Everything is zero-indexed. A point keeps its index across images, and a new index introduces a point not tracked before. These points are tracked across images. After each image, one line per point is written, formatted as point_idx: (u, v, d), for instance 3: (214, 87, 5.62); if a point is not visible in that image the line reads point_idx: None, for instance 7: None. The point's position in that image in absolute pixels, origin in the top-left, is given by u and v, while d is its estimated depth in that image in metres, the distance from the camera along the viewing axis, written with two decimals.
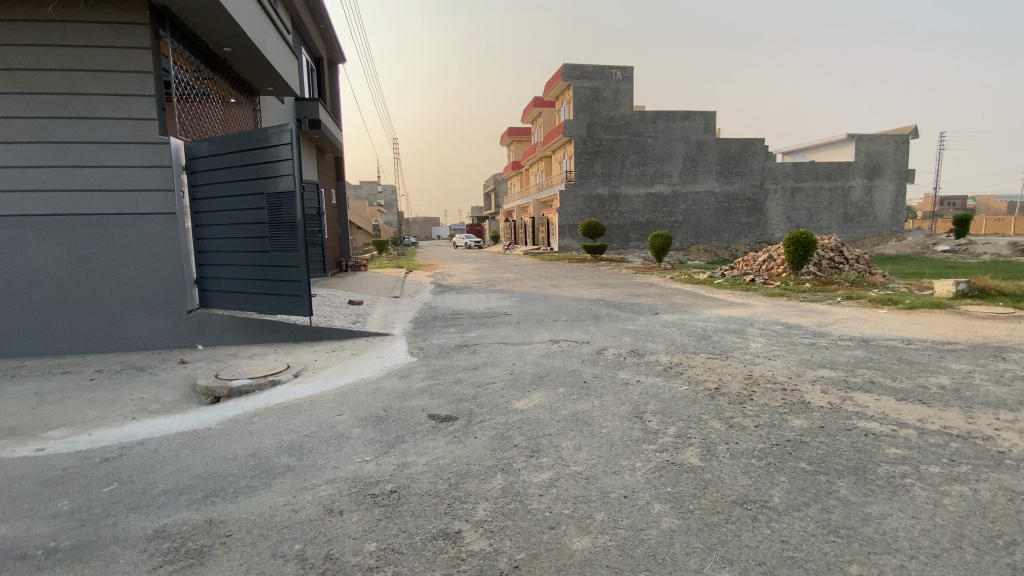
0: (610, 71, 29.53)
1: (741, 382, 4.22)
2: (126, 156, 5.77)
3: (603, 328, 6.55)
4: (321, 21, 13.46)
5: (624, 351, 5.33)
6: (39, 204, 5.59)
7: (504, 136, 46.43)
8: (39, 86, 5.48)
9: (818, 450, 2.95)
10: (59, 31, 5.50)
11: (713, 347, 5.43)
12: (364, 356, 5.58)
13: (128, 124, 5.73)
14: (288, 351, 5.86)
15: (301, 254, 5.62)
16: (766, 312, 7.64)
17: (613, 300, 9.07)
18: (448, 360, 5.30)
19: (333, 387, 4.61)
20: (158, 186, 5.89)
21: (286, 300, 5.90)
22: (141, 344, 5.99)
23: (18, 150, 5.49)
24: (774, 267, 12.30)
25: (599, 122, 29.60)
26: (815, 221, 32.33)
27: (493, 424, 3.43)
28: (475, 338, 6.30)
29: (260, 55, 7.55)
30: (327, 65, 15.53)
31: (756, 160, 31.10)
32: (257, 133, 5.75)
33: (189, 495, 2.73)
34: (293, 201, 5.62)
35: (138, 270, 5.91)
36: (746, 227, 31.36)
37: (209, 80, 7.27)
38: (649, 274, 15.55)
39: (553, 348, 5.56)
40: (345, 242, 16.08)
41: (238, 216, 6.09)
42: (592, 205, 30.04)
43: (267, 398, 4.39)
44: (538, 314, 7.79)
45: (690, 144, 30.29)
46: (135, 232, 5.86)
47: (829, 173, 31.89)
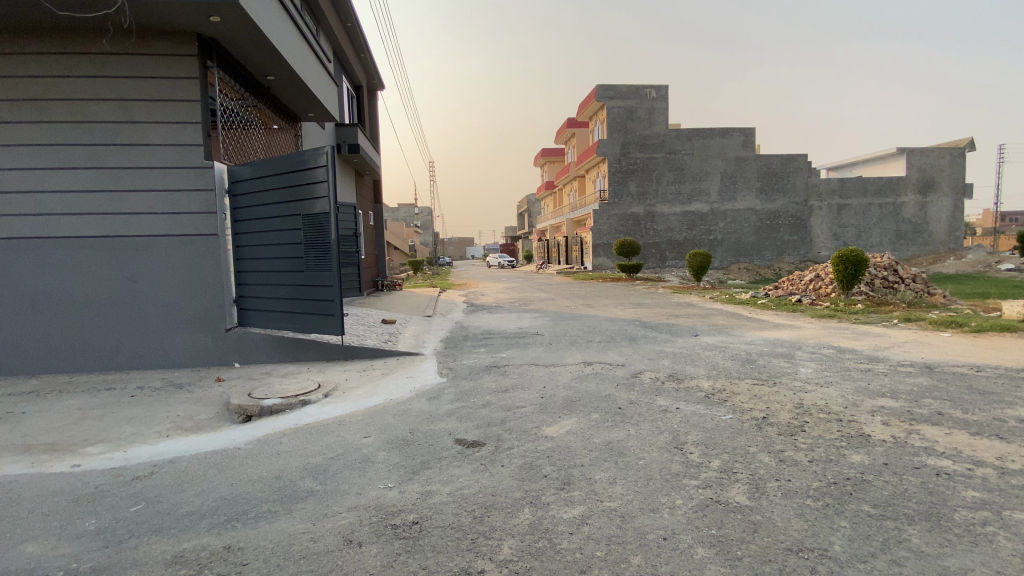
0: (644, 90, 29.40)
1: (791, 412, 3.90)
2: (173, 180, 6.03)
3: (639, 350, 6.29)
4: (362, 50, 13.99)
5: (662, 375, 5.06)
6: (93, 227, 5.88)
7: (538, 157, 46.81)
8: (96, 115, 5.83)
9: (883, 491, 2.64)
10: (115, 63, 5.86)
11: (759, 372, 5.09)
12: (395, 376, 5.51)
13: (176, 149, 6.00)
14: (320, 370, 5.87)
15: (334, 275, 5.66)
16: (816, 335, 7.17)
17: (649, 321, 8.76)
18: (477, 381, 5.17)
19: (361, 407, 4.54)
20: (202, 209, 6.10)
21: (318, 320, 5.94)
22: (182, 362, 6.15)
23: (75, 176, 5.82)
24: (821, 286, 11.67)
25: (634, 141, 29.43)
26: (865, 238, 30.83)
27: (522, 452, 3.26)
28: (506, 359, 6.16)
29: (301, 83, 7.83)
30: (366, 92, 16.06)
31: (799, 176, 30.09)
32: (295, 156, 5.88)
33: (212, 518, 2.68)
34: (327, 222, 5.68)
35: (181, 289, 6.10)
36: (790, 245, 30.23)
37: (253, 107, 7.56)
38: (688, 294, 15.06)
39: (586, 370, 5.36)
40: (381, 263, 16.37)
41: (275, 237, 6.20)
42: (627, 223, 29.69)
43: (296, 418, 4.36)
44: (571, 335, 7.59)
45: (729, 161, 29.64)
46: (179, 253, 6.07)
47: (879, 188, 30.47)
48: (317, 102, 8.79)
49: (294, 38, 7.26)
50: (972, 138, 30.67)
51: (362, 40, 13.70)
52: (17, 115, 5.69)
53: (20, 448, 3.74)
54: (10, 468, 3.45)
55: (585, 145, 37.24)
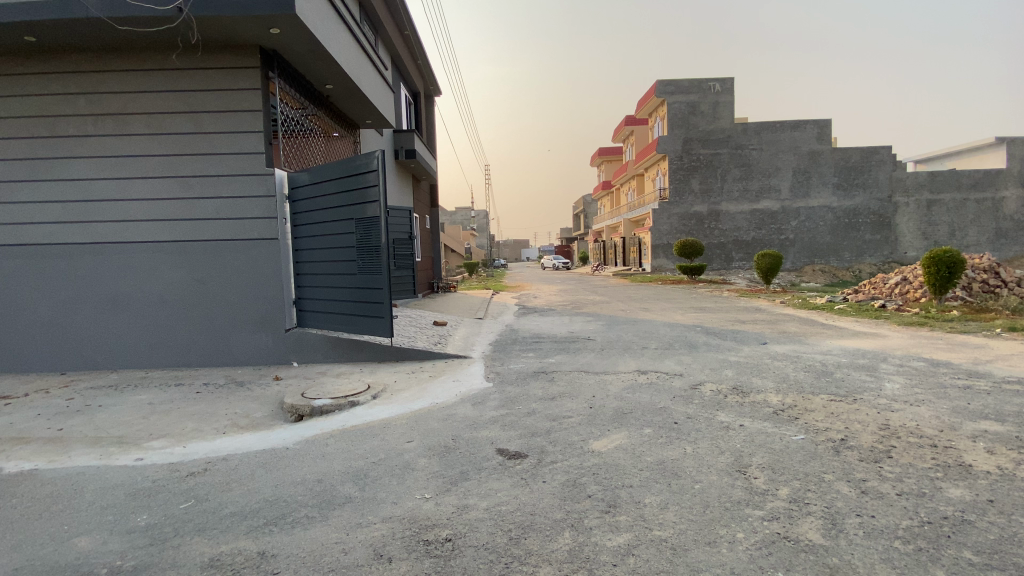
0: (708, 83, 28.11)
1: (874, 434, 3.45)
2: (237, 187, 6.32)
3: (699, 359, 5.90)
4: (419, 57, 14.29)
5: (724, 388, 4.69)
6: (166, 232, 6.29)
7: (596, 157, 46.11)
8: (169, 127, 6.25)
9: (992, 535, 2.22)
10: (186, 78, 6.25)
11: (836, 387, 4.59)
12: (442, 379, 5.45)
13: (239, 157, 6.29)
14: (371, 371, 5.93)
15: (384, 277, 5.68)
16: (902, 345, 6.46)
17: (711, 327, 8.27)
18: (524, 387, 5.02)
19: (408, 411, 4.50)
20: (263, 214, 6.35)
21: (370, 321, 5.99)
22: (244, 360, 6.42)
23: (152, 185, 6.26)
24: (909, 290, 10.58)
25: (696, 137, 28.24)
26: (960, 237, 27.89)
27: (567, 467, 3.06)
28: (555, 364, 5.97)
29: (358, 90, 8.01)
30: (424, 98, 16.40)
31: (882, 170, 27.68)
32: (348, 161, 5.97)
33: (252, 520, 2.69)
34: (379, 226, 5.72)
35: (243, 291, 6.37)
36: (871, 245, 27.89)
37: (313, 116, 7.82)
38: (756, 297, 14.15)
39: (640, 379, 5.07)
40: (437, 265, 16.62)
41: (329, 240, 6.32)
42: (689, 223, 28.53)
43: (344, 419, 4.39)
44: (626, 340, 7.27)
45: (801, 155, 27.78)
46: (243, 256, 6.35)
47: (977, 181, 27.48)
48: (374, 109, 9.00)
49: (351, 47, 7.46)
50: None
51: (420, 47, 13.96)
52: (103, 130, 6.22)
53: (94, 439, 4.01)
54: (82, 458, 3.71)
55: (645, 143, 36.25)
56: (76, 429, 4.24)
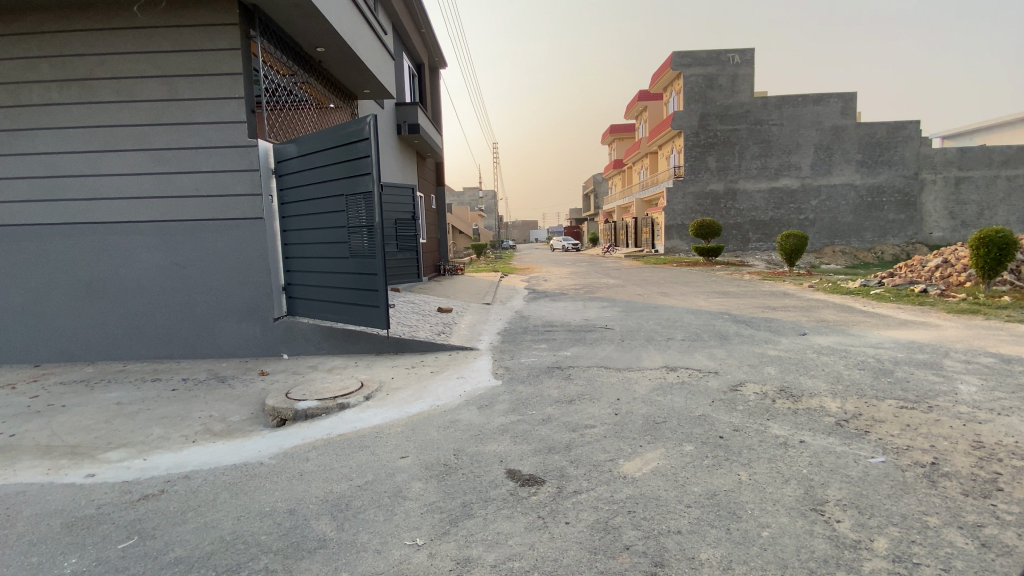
0: (727, 55, 26.77)
1: (970, 456, 2.80)
2: (217, 160, 5.69)
3: (733, 353, 5.24)
4: (422, 25, 13.44)
5: (771, 391, 4.02)
6: (142, 211, 5.71)
7: (607, 134, 44.83)
8: (141, 93, 5.61)
9: None
10: (158, 37, 5.59)
11: (903, 391, 3.91)
12: (445, 377, 4.83)
13: (220, 127, 5.65)
14: (368, 365, 5.33)
15: (378, 261, 4.99)
16: (960, 336, 5.74)
17: (739, 314, 7.60)
18: (538, 387, 4.42)
19: (403, 416, 3.88)
20: (246, 190, 5.72)
21: (363, 311, 5.32)
22: (231, 352, 5.88)
23: (124, 159, 5.65)
24: (952, 274, 9.78)
25: (714, 112, 27.00)
26: (989, 216, 26.65)
27: (593, 501, 2.46)
28: (572, 358, 5.35)
29: (352, 55, 7.27)
30: (428, 70, 15.54)
31: (909, 146, 26.40)
32: (336, 129, 5.23)
33: (197, 573, 2.12)
34: (371, 202, 4.99)
35: (228, 276, 5.79)
36: (895, 225, 26.77)
37: (304, 82, 7.13)
38: (781, 280, 13.38)
39: (669, 379, 4.45)
40: (443, 247, 15.98)
41: (317, 219, 5.62)
42: (704, 203, 27.52)
43: (330, 426, 3.79)
44: (648, 330, 6.61)
45: (824, 131, 26.53)
46: (225, 237, 5.75)
47: (1010, 157, 26.13)
48: (372, 78, 8.26)
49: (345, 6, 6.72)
50: None
51: (423, 13, 13.07)
52: (67, 96, 5.59)
53: (43, 449, 3.49)
54: (23, 473, 3.18)
55: (658, 118, 34.96)
56: (26, 435, 3.71)
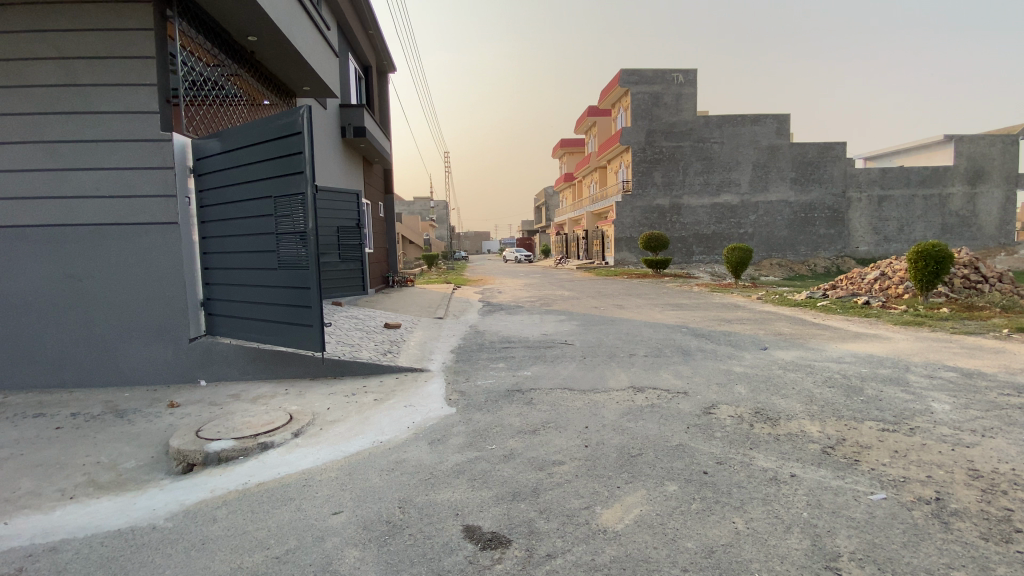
0: (672, 74, 27.67)
1: (972, 488, 2.58)
2: (123, 156, 4.89)
3: (700, 371, 4.98)
4: (370, 26, 12.83)
5: (747, 414, 3.74)
6: (27, 214, 4.79)
7: (557, 148, 45.42)
8: (29, 76, 4.74)
9: None
10: (52, 12, 4.75)
11: (879, 411, 3.73)
12: (390, 406, 4.24)
13: (127, 118, 4.87)
14: (300, 393, 4.66)
15: (312, 274, 4.36)
16: (913, 350, 5.77)
17: (698, 328, 7.46)
18: (496, 413, 3.96)
19: (337, 458, 3.29)
20: (158, 192, 4.94)
21: (294, 330, 4.65)
22: (137, 378, 5.02)
23: (6, 152, 4.74)
24: (891, 286, 10.18)
25: (660, 128, 27.77)
26: (907, 232, 28.80)
27: (573, 569, 2.01)
28: (532, 378, 4.93)
29: (289, 48, 6.60)
30: (377, 74, 14.91)
31: (837, 166, 28.15)
32: (265, 122, 4.58)
33: None
34: (304, 205, 4.35)
35: (135, 290, 4.96)
36: (826, 239, 28.42)
37: (232, 74, 6.39)
38: (730, 292, 13.63)
39: (638, 401, 4.10)
40: (392, 257, 15.27)
41: (242, 225, 4.91)
42: (652, 216, 28.17)
43: (246, 473, 3.14)
44: (609, 346, 6.29)
45: (761, 150, 27.85)
46: (131, 245, 4.93)
47: (923, 178, 28.38)
48: (314, 75, 7.60)
49: None
50: None
51: (371, 13, 12.47)
52: None
53: None
54: None
55: (607, 134, 35.72)
56: None
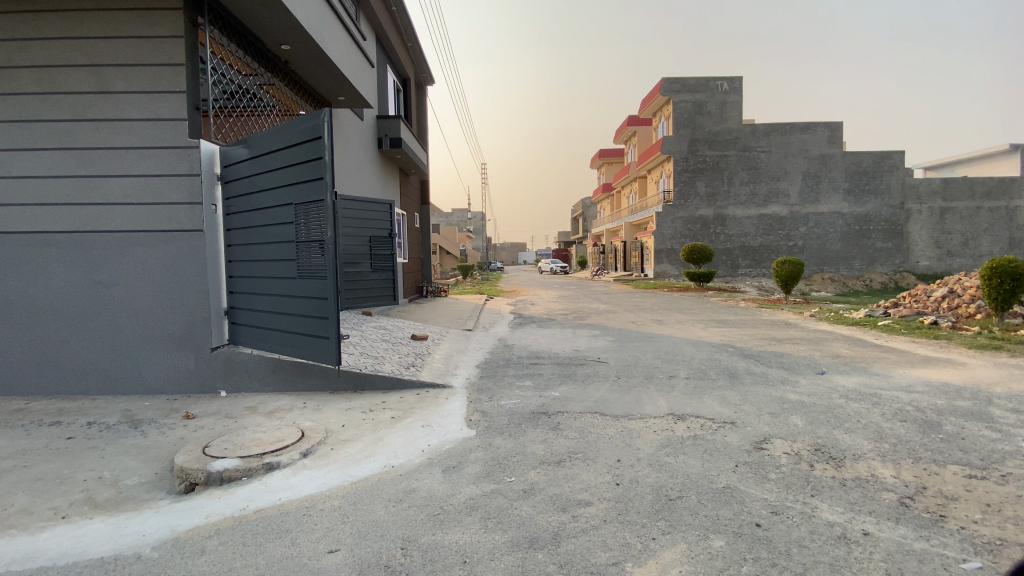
0: (715, 82, 26.79)
1: None
2: (151, 163, 4.90)
3: (749, 398, 4.48)
4: (409, 38, 12.92)
5: (805, 452, 3.25)
6: (59, 221, 4.85)
7: (596, 159, 44.93)
8: (64, 84, 4.83)
9: None
10: (88, 22, 4.84)
11: (965, 453, 3.16)
12: (406, 426, 3.96)
13: (156, 125, 4.88)
14: (317, 407, 4.46)
15: (330, 283, 4.18)
16: (995, 378, 5.05)
17: (744, 347, 6.89)
18: (519, 439, 3.63)
19: (342, 485, 3.02)
20: (184, 199, 4.92)
21: (311, 342, 4.48)
22: (159, 387, 4.98)
23: (41, 159, 4.83)
24: (960, 304, 9.24)
25: (703, 137, 26.89)
26: (974, 246, 26.70)
27: None
28: (560, 399, 4.57)
29: (322, 58, 6.57)
30: (415, 85, 15.03)
31: (895, 175, 26.45)
32: (288, 127, 4.46)
33: None
34: (323, 213, 4.19)
35: (159, 298, 4.93)
36: (882, 253, 26.70)
37: (266, 84, 6.41)
38: (778, 308, 12.81)
39: (678, 432, 3.68)
40: (427, 267, 15.23)
41: (265, 232, 4.81)
42: (693, 227, 27.26)
43: (246, 497, 2.92)
44: (646, 365, 5.85)
45: (811, 159, 26.53)
46: (156, 252, 4.91)
47: (993, 189, 26.31)
48: (348, 86, 7.57)
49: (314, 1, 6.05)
50: None
51: (409, 25, 12.56)
52: None
53: None
54: None
55: (648, 144, 35.00)
56: None
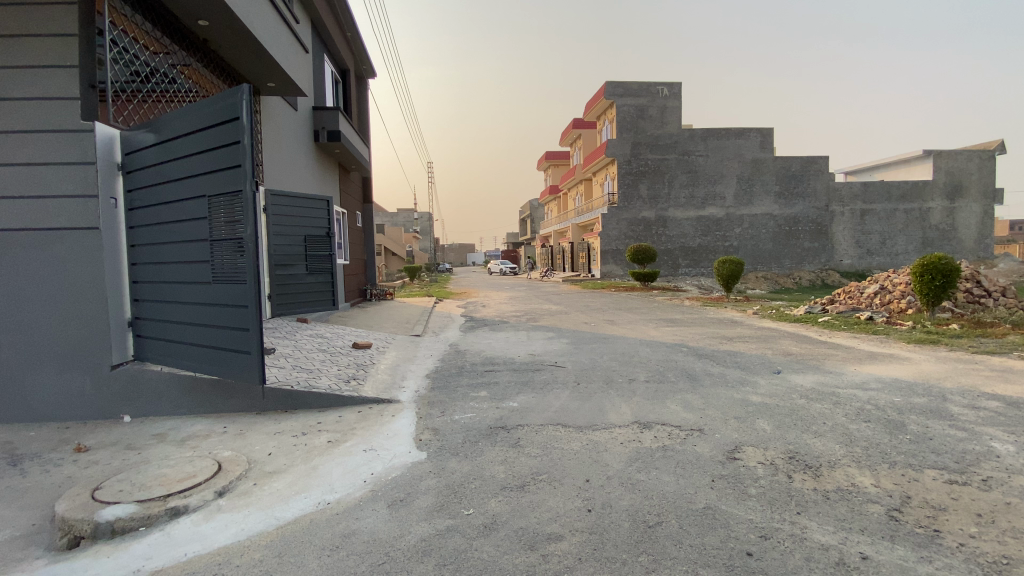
0: (656, 87, 27.50)
1: None
2: (35, 149, 4.11)
3: (713, 402, 4.31)
4: (348, 27, 12.20)
5: (779, 461, 3.07)
6: None
7: (542, 161, 45.13)
8: None
9: None
10: None
11: (936, 455, 3.10)
12: (346, 451, 3.47)
13: (42, 105, 4.10)
14: (240, 432, 3.87)
15: (251, 288, 3.63)
16: (939, 373, 5.19)
17: (698, 347, 6.84)
18: (476, 459, 3.25)
19: (266, 532, 2.50)
20: (76, 191, 4.16)
21: (230, 357, 3.89)
22: (46, 414, 4.18)
23: None
24: (891, 300, 9.74)
25: (645, 141, 27.57)
26: (889, 246, 28.91)
27: None
28: (518, 411, 4.23)
29: (249, 38, 5.88)
30: (355, 79, 14.28)
31: (821, 179, 28.18)
32: (200, 107, 3.85)
33: None
34: (241, 208, 3.62)
35: (45, 308, 4.14)
36: (810, 253, 28.38)
37: (181, 64, 5.66)
38: (722, 306, 13.13)
39: (647, 443, 3.43)
40: (371, 269, 14.49)
41: (173, 229, 4.15)
42: (637, 228, 27.85)
43: (141, 555, 2.34)
44: (604, 369, 5.63)
45: (745, 163, 27.78)
46: (40, 254, 4.12)
47: (904, 193, 28.60)
48: (280, 71, 6.87)
49: None
50: (1001, 142, 28.82)
51: (348, 14, 11.85)
52: None
53: None
54: None
55: (593, 146, 35.49)
56: None
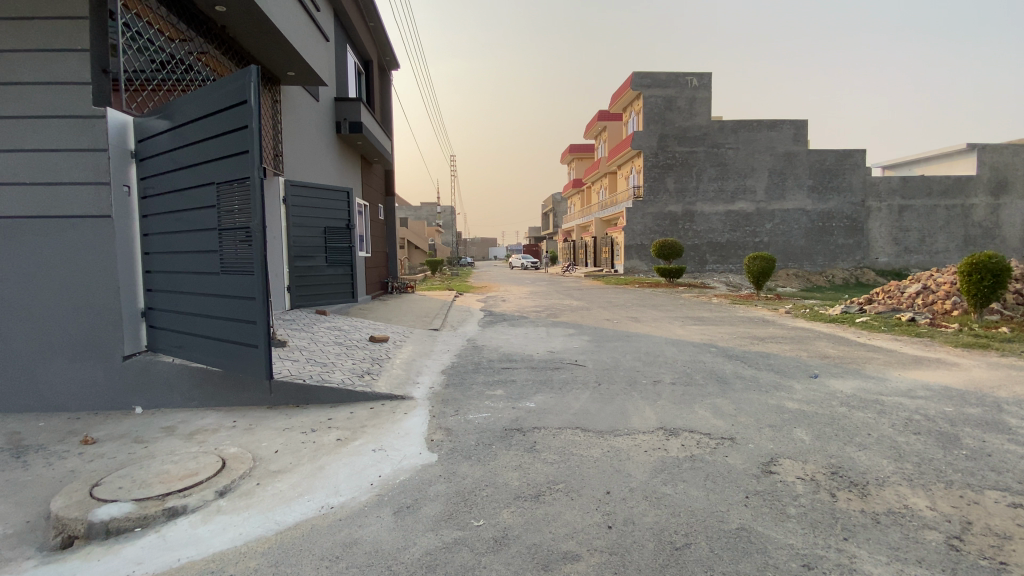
0: (685, 78, 26.75)
1: None
2: (47, 136, 4.07)
3: (744, 407, 4.02)
4: (371, 17, 12.09)
5: (821, 476, 2.79)
6: None
7: (567, 154, 44.61)
8: None
9: None
10: None
11: (999, 474, 2.78)
12: (353, 450, 3.33)
13: (54, 91, 4.04)
14: (248, 427, 3.77)
15: (258, 279, 3.51)
16: (992, 381, 4.78)
17: (727, 348, 6.51)
18: (489, 463, 3.06)
19: (263, 537, 2.37)
20: (88, 179, 4.11)
21: (238, 350, 3.79)
22: (60, 403, 4.17)
23: None
24: (935, 301, 9.18)
25: (672, 133, 26.89)
26: (929, 243, 27.60)
27: None
28: (535, 411, 4.03)
29: (266, 24, 5.77)
30: (378, 70, 14.20)
31: (857, 173, 27.05)
32: (210, 91, 3.73)
33: None
34: (249, 195, 3.50)
35: (58, 297, 4.12)
36: (844, 250, 27.33)
37: (198, 51, 5.59)
38: (752, 304, 12.66)
39: (673, 451, 3.19)
40: (392, 262, 14.46)
41: (184, 218, 4.06)
42: (662, 223, 27.24)
43: (133, 559, 2.23)
44: (627, 368, 5.38)
45: (777, 156, 26.86)
46: (54, 243, 4.08)
47: (946, 188, 27.22)
48: (299, 60, 6.76)
49: None
50: None
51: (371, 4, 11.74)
52: None
53: None
54: None
55: (618, 139, 34.84)
56: None
